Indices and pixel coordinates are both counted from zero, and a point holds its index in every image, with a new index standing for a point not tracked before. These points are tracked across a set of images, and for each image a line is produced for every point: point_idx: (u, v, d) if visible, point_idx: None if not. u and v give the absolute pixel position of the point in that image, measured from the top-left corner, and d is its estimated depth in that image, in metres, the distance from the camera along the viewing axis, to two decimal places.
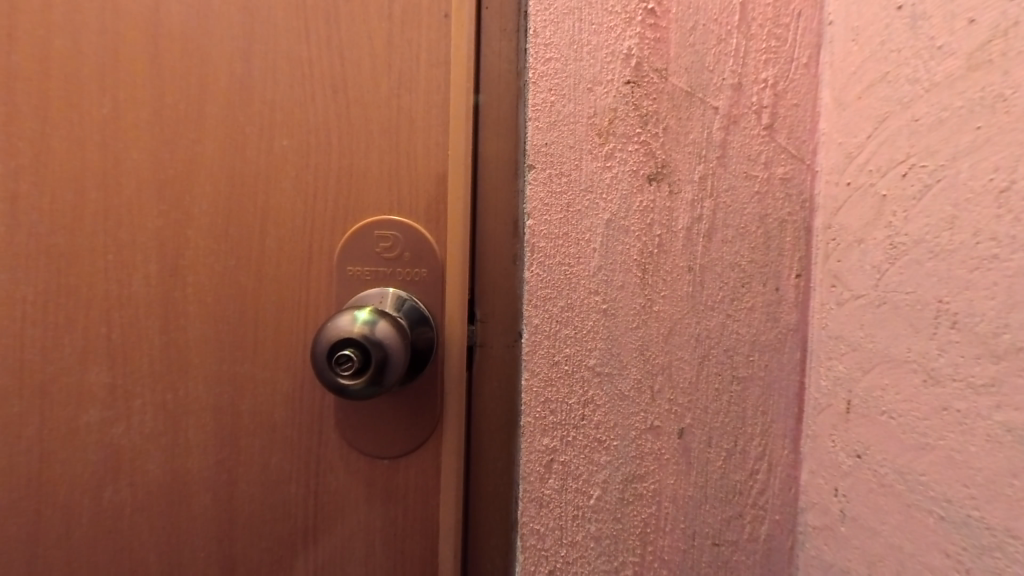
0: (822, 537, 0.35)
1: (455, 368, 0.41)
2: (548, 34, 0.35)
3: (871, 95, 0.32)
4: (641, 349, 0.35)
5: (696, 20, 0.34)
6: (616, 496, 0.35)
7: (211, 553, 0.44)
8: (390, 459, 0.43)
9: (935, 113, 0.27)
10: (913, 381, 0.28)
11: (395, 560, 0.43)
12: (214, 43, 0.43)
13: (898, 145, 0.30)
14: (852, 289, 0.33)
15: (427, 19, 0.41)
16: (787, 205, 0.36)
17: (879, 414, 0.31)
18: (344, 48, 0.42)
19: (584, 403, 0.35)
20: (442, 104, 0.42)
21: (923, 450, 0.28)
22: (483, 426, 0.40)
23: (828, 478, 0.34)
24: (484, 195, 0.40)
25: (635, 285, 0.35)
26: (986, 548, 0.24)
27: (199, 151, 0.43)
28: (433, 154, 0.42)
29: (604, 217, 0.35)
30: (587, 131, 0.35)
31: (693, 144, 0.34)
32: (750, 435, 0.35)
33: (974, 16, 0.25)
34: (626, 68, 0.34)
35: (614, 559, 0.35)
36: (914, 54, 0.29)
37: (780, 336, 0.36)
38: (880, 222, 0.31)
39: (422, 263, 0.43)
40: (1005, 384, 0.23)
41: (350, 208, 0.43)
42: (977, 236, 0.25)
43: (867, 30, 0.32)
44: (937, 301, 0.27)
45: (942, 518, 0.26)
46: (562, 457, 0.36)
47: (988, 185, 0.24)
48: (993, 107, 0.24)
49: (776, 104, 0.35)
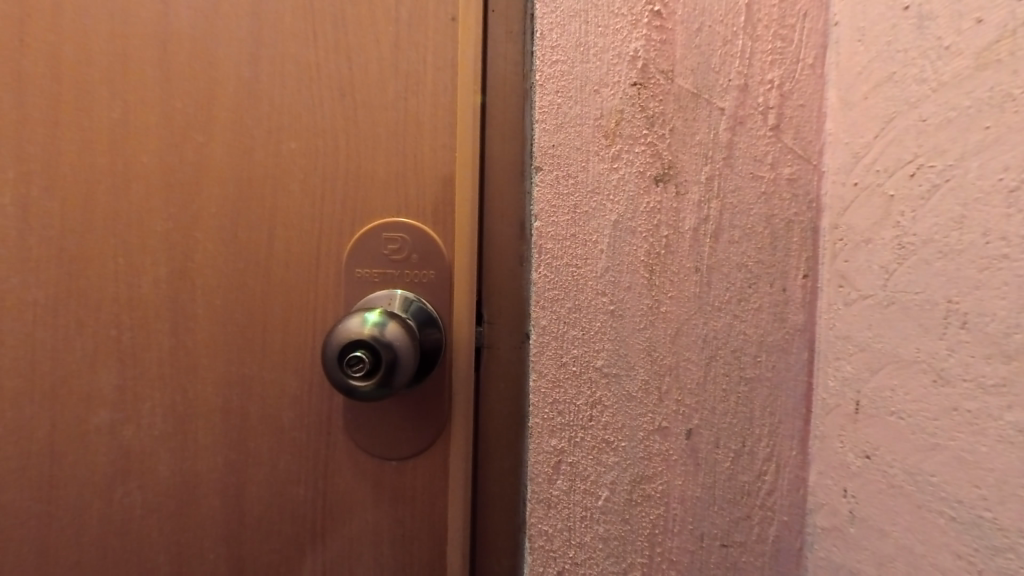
0: (831, 538, 0.34)
1: (462, 368, 0.42)
2: (555, 37, 0.36)
3: (878, 95, 0.32)
4: (648, 350, 0.35)
5: (702, 22, 0.34)
6: (624, 497, 0.35)
7: (219, 554, 0.45)
8: (397, 460, 0.43)
9: (943, 112, 0.27)
10: (923, 381, 0.28)
11: (403, 561, 0.43)
12: (222, 47, 0.43)
13: (905, 144, 0.30)
14: (860, 289, 0.33)
15: (434, 23, 0.42)
16: (794, 205, 0.36)
17: (888, 415, 0.31)
18: (350, 51, 0.42)
19: (592, 404, 0.35)
20: (448, 106, 0.42)
21: (933, 450, 0.28)
22: (490, 426, 0.40)
23: (836, 478, 0.34)
24: (491, 196, 0.40)
25: (642, 286, 0.35)
26: (999, 549, 0.24)
27: (207, 154, 0.44)
28: (440, 156, 0.42)
29: (611, 218, 0.35)
30: (594, 133, 0.35)
31: (699, 145, 0.34)
32: (758, 436, 0.35)
33: (982, 16, 0.25)
34: (632, 69, 0.34)
35: (623, 560, 0.35)
36: (921, 54, 0.29)
37: (788, 336, 0.36)
38: (888, 222, 0.31)
39: (429, 265, 0.43)
40: (1016, 384, 0.23)
41: (357, 210, 0.43)
42: (986, 236, 0.25)
43: (873, 31, 0.32)
44: (946, 301, 0.27)
45: (954, 519, 0.26)
46: (570, 458, 0.36)
47: (998, 185, 0.24)
48: (1002, 106, 0.24)
49: (782, 105, 0.35)
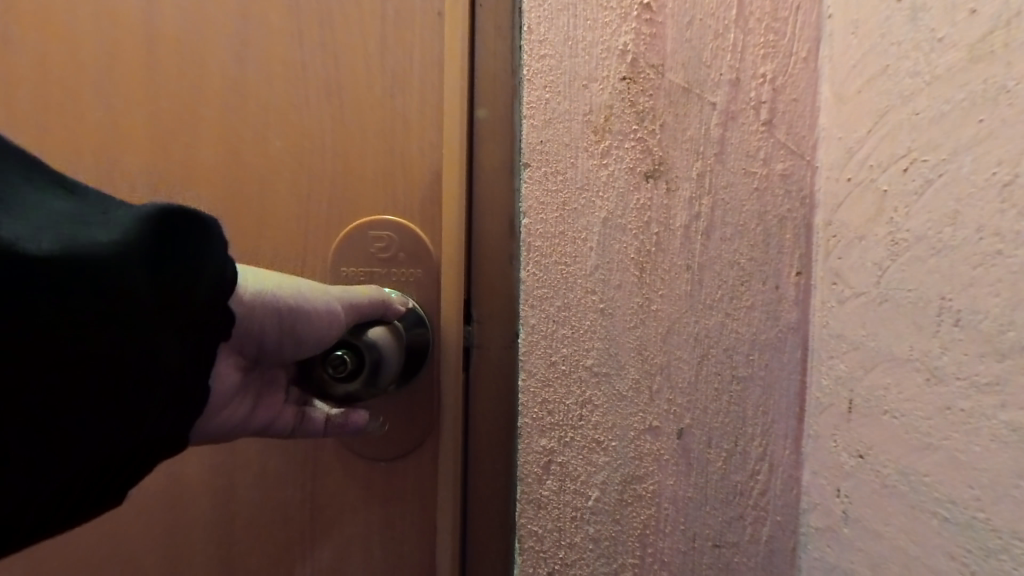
0: (825, 538, 0.34)
1: (451, 372, 0.41)
2: (543, 30, 0.35)
3: (871, 88, 0.31)
4: (638, 349, 0.34)
5: (693, 15, 0.34)
6: (615, 498, 0.35)
7: (208, 556, 0.44)
8: (386, 462, 0.43)
9: (937, 106, 0.27)
10: (916, 380, 0.28)
11: (393, 563, 0.43)
12: (207, 43, 0.43)
13: (898, 139, 0.29)
14: (854, 286, 0.32)
15: (421, 17, 0.41)
16: (787, 202, 0.35)
17: (881, 413, 0.30)
18: (340, 49, 0.42)
19: (581, 404, 0.35)
20: (436, 103, 0.41)
21: (925, 450, 0.27)
22: (480, 428, 0.40)
23: (830, 478, 0.34)
24: (480, 196, 0.39)
25: (632, 284, 0.34)
26: (991, 550, 0.23)
27: (193, 154, 0.43)
28: (427, 154, 0.42)
29: (600, 215, 0.34)
30: (582, 129, 0.35)
31: (690, 141, 0.34)
32: (750, 435, 0.35)
33: (976, 6, 0.25)
34: (621, 64, 0.34)
35: (613, 560, 0.35)
36: (914, 46, 0.28)
37: (781, 335, 0.35)
38: (881, 218, 0.30)
39: (417, 263, 0.42)
40: (1010, 383, 0.23)
41: (346, 209, 0.43)
42: (979, 231, 0.24)
43: (867, 23, 0.32)
44: (940, 298, 0.27)
45: (947, 519, 0.26)
46: (560, 459, 0.36)
47: (992, 179, 0.24)
48: (997, 99, 0.24)
49: (775, 99, 0.35)
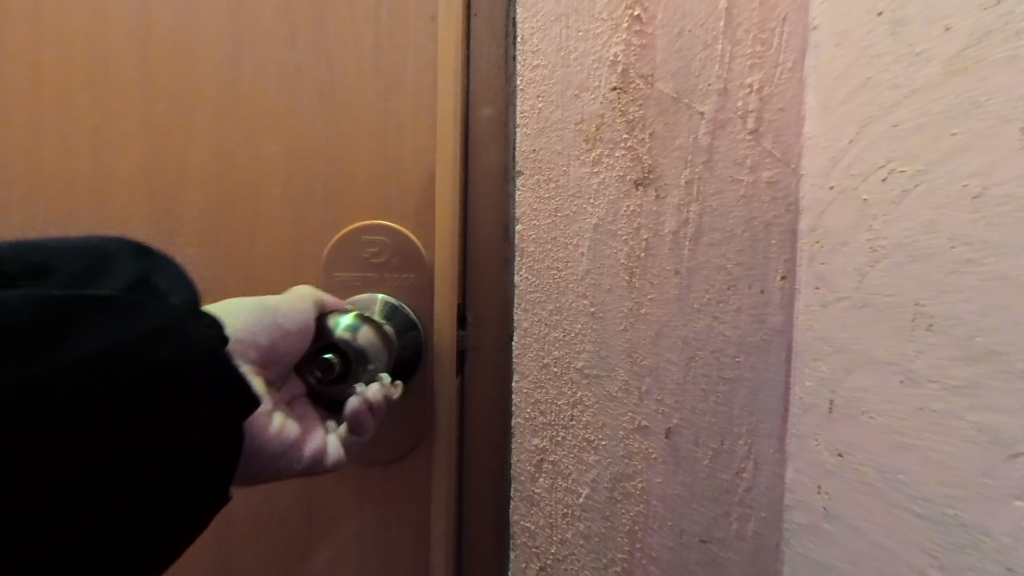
0: (809, 534, 0.35)
1: (444, 377, 0.41)
2: (537, 42, 0.37)
3: (855, 99, 0.32)
4: (628, 351, 0.35)
5: (682, 26, 0.35)
6: (605, 495, 0.36)
7: (208, 556, 0.45)
8: (382, 463, 0.44)
9: (916, 118, 0.28)
10: (894, 381, 0.29)
11: (389, 560, 0.44)
12: (201, 47, 0.43)
13: (879, 149, 0.30)
14: (836, 291, 0.33)
15: (416, 24, 0.42)
16: (773, 208, 0.36)
17: (860, 413, 0.31)
18: (330, 51, 0.43)
19: (573, 404, 0.36)
20: (429, 110, 0.42)
21: (901, 449, 0.28)
22: (473, 431, 0.41)
23: (812, 476, 0.35)
24: (472, 201, 0.40)
25: (623, 288, 0.35)
26: (963, 544, 0.25)
27: (187, 156, 0.44)
28: (421, 160, 0.42)
29: (592, 222, 0.36)
30: (575, 137, 0.36)
31: (680, 149, 0.35)
32: (736, 434, 0.36)
33: (949, 24, 0.26)
34: (612, 74, 0.35)
35: (603, 556, 0.36)
36: (894, 60, 0.29)
37: (767, 336, 0.36)
38: (862, 226, 0.31)
39: (410, 268, 0.43)
40: (981, 386, 0.24)
41: (339, 212, 0.44)
42: (952, 241, 0.26)
43: (851, 34, 0.33)
44: (915, 304, 0.28)
45: (920, 515, 0.27)
46: (552, 457, 0.37)
47: (963, 190, 0.25)
48: (969, 113, 0.25)
49: (762, 108, 0.36)
